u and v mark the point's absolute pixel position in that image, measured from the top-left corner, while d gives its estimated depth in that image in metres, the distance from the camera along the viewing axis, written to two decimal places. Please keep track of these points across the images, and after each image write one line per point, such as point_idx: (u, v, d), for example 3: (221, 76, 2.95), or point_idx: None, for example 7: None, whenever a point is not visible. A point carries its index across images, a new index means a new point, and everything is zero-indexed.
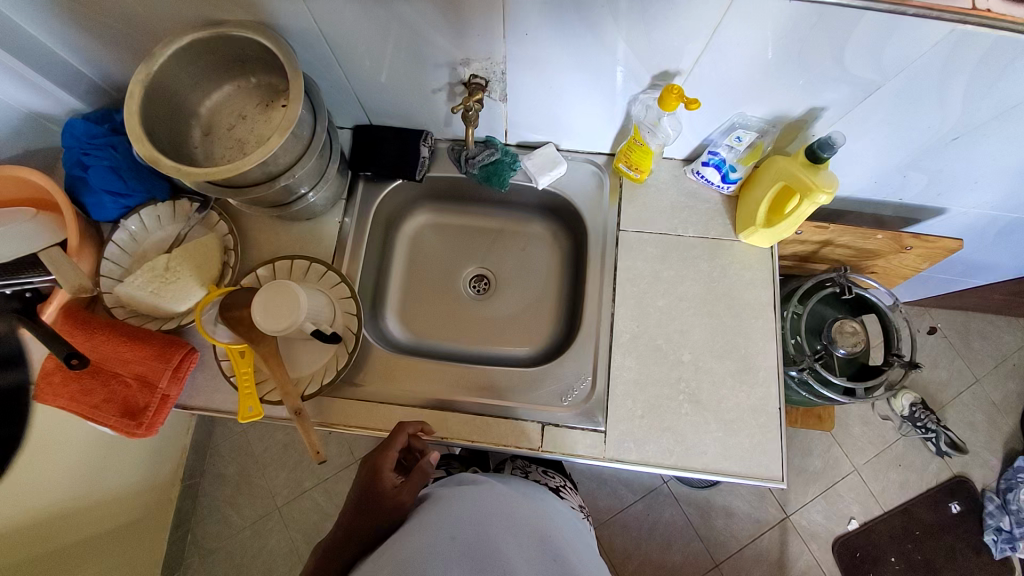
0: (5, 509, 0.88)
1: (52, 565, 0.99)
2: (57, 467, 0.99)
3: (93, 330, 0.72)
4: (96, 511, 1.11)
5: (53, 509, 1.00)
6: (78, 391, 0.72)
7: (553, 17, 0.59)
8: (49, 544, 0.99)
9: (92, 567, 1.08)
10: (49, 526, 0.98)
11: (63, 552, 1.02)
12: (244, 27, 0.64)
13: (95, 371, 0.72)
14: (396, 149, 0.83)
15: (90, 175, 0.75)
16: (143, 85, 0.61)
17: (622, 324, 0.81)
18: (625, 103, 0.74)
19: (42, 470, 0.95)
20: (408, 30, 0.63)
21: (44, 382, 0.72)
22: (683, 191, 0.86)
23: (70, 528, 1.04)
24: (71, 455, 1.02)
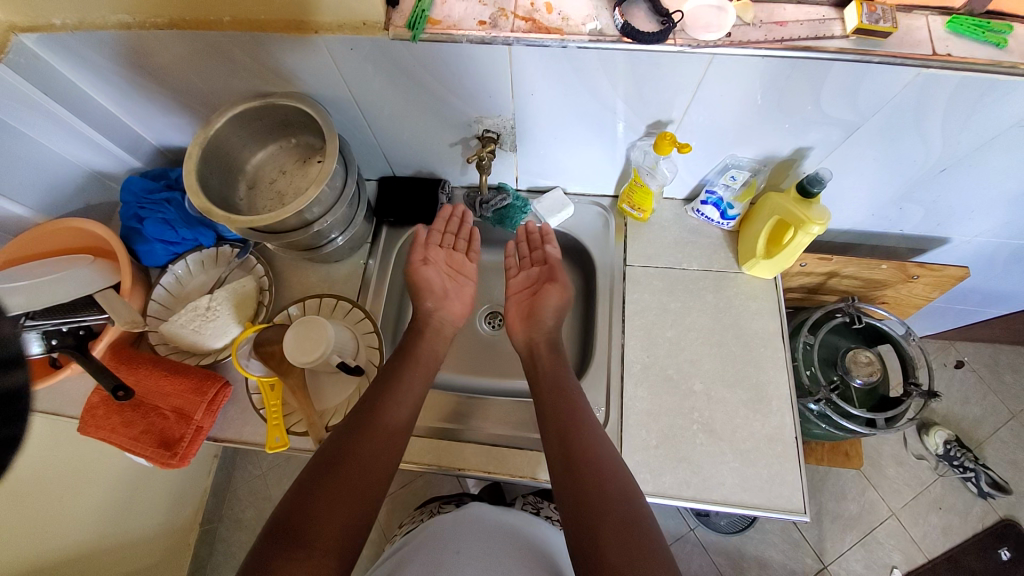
0: (12, 552, 0.89)
1: None
2: (61, 513, 1.00)
3: (139, 366, 0.78)
4: (111, 556, 1.11)
5: (63, 555, 1.00)
6: (119, 423, 0.77)
7: (555, 78, 0.67)
8: None
9: None
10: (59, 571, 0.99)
11: None
12: (288, 96, 0.73)
13: (137, 404, 0.77)
14: (417, 197, 0.92)
15: (145, 227, 0.83)
16: (201, 147, 0.70)
17: (633, 354, 0.83)
18: (625, 149, 0.80)
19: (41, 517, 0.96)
20: (429, 94, 0.72)
21: (88, 415, 0.77)
22: (685, 228, 0.90)
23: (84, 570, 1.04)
24: (78, 503, 1.04)
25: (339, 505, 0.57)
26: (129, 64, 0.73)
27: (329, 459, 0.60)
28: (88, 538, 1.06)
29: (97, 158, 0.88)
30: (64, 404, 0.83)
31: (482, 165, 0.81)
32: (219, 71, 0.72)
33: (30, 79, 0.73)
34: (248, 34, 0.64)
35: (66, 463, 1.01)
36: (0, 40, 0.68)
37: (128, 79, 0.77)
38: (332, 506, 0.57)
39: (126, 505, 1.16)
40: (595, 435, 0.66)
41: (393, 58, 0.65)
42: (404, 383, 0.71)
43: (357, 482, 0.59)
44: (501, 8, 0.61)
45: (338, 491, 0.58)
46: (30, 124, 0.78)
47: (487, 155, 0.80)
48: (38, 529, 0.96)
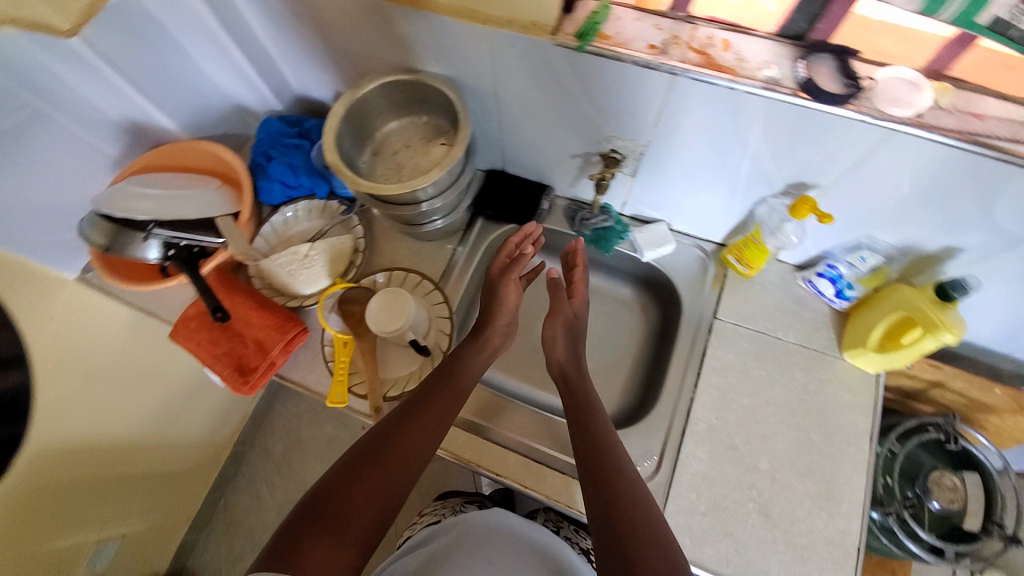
0: (76, 421, 1.00)
1: (101, 489, 1.09)
2: (128, 403, 1.11)
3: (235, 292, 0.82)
4: (154, 451, 1.21)
5: (114, 440, 1.10)
6: (206, 339, 0.82)
7: (705, 117, 0.64)
8: (107, 470, 1.10)
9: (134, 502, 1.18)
10: (110, 453, 1.10)
11: (113, 481, 1.12)
12: (434, 76, 0.75)
13: (225, 326, 0.82)
14: (521, 198, 0.91)
15: (272, 166, 0.88)
16: (345, 107, 0.74)
17: (701, 412, 0.78)
18: (752, 203, 0.76)
19: (109, 401, 1.06)
20: (569, 104, 0.71)
21: (182, 324, 0.83)
22: (789, 296, 0.84)
23: (123, 461, 1.13)
24: (142, 396, 1.13)
25: (373, 498, 0.58)
26: (300, 15, 0.78)
27: (371, 452, 0.62)
28: (141, 430, 1.16)
29: (243, 92, 0.94)
30: (162, 307, 0.90)
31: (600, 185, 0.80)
32: (377, 39, 0.75)
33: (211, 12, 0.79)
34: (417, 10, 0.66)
35: (140, 358, 1.11)
36: None
37: (293, 28, 0.81)
38: (365, 496, 0.58)
39: (180, 410, 1.25)
40: (625, 466, 0.63)
41: (549, 63, 0.65)
42: (450, 387, 0.71)
43: (392, 478, 0.60)
44: (675, 36, 0.59)
45: (375, 483, 0.59)
46: (199, 48, 0.84)
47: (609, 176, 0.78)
48: (102, 412, 1.06)
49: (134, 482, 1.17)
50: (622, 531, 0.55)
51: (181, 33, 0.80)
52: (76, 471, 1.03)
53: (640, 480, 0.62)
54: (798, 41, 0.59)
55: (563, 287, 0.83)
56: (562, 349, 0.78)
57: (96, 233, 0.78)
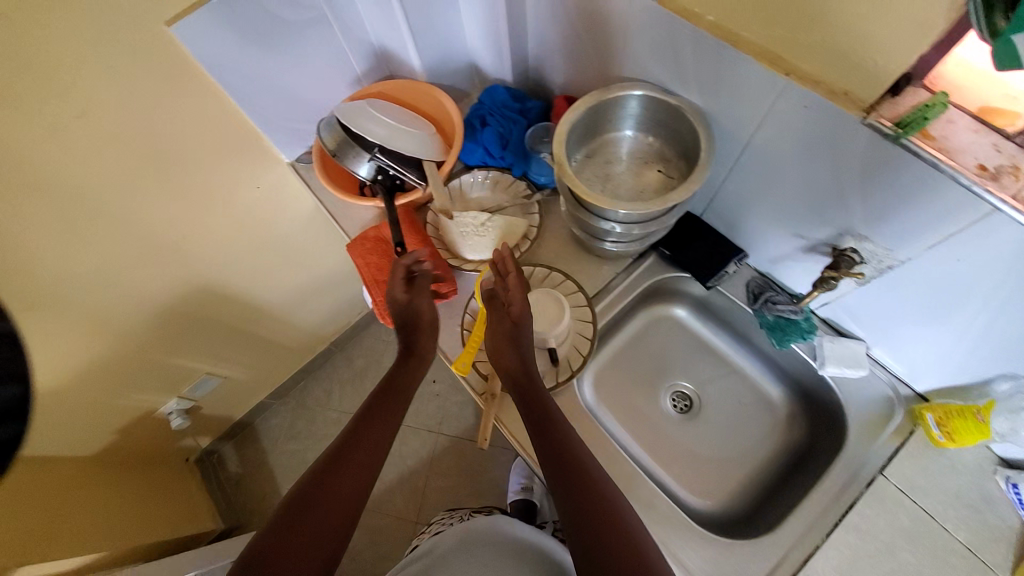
0: (238, 275, 1.15)
1: (230, 337, 1.25)
2: (277, 276, 1.25)
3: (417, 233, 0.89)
4: (275, 323, 1.36)
5: (254, 302, 1.24)
6: (374, 262, 0.89)
7: (1000, 267, 0.55)
8: (239, 324, 1.25)
9: (244, 356, 1.35)
10: (248, 312, 1.25)
11: (241, 334, 1.28)
12: (689, 106, 0.71)
13: (393, 258, 0.89)
14: (710, 252, 0.85)
15: (484, 132, 0.93)
16: (591, 104, 0.74)
17: (819, 563, 0.68)
18: (997, 373, 0.65)
19: (264, 270, 1.20)
20: (830, 187, 0.64)
21: (359, 241, 0.90)
22: (978, 487, 0.70)
23: (253, 321, 1.28)
24: (289, 276, 1.28)
25: (319, 537, 0.59)
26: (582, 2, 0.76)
27: (307, 500, 0.61)
28: (275, 303, 1.30)
29: (485, 52, 0.97)
30: (345, 216, 0.98)
31: (822, 282, 0.70)
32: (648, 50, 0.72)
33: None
34: (715, 40, 0.61)
35: (300, 243, 1.23)
36: None
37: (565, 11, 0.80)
38: (309, 538, 0.58)
39: (306, 298, 1.38)
40: (592, 474, 0.64)
41: (842, 139, 0.58)
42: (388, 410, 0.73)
43: (337, 514, 0.61)
44: (1016, 166, 0.49)
45: (320, 525, 0.59)
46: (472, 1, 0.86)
47: (839, 278, 0.68)
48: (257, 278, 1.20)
49: (252, 339, 1.33)
50: (592, 552, 0.56)
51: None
52: (220, 314, 1.18)
53: (603, 483, 0.63)
54: None
55: (499, 300, 0.80)
56: (510, 356, 0.74)
57: (330, 135, 0.87)
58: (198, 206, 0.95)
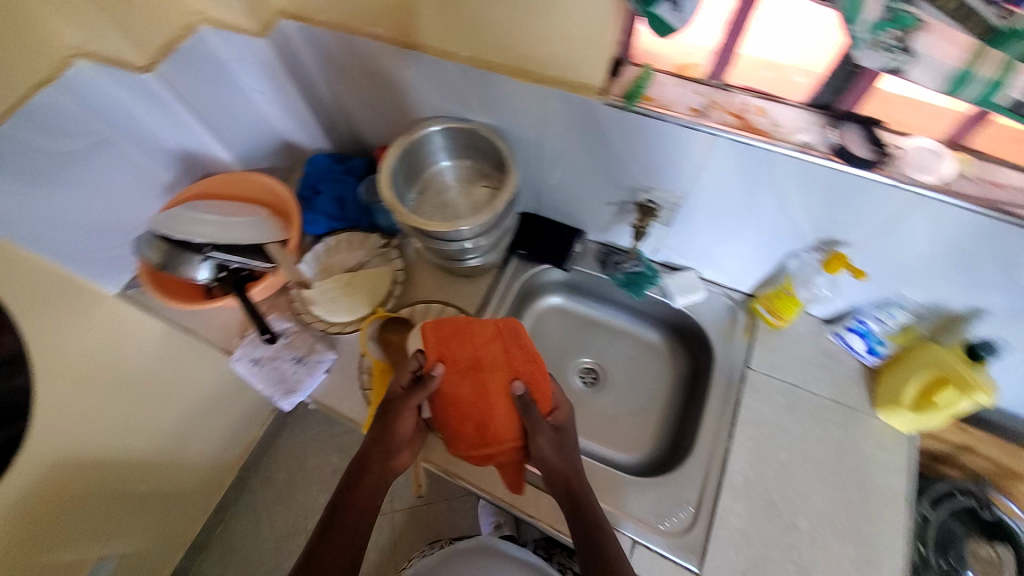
0: (92, 437, 0.99)
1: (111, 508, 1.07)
2: (153, 421, 1.11)
3: (518, 373, 0.70)
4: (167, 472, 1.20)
5: (128, 456, 1.09)
6: (461, 406, 0.70)
7: (743, 176, 0.69)
8: (120, 488, 1.09)
9: (138, 527, 1.16)
10: (126, 471, 1.09)
11: (127, 499, 1.10)
12: (483, 126, 0.81)
13: (472, 378, 0.70)
14: (556, 240, 0.95)
15: (318, 200, 0.97)
16: (399, 149, 0.80)
17: (736, 464, 0.76)
18: (784, 255, 0.79)
19: (129, 417, 1.06)
20: (610, 156, 0.76)
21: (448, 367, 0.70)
22: (818, 348, 0.85)
23: (137, 475, 1.12)
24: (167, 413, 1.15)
25: None
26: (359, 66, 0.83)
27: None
28: (160, 448, 1.16)
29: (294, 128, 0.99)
30: (201, 326, 0.93)
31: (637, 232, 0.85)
32: (432, 91, 0.82)
33: (278, 58, 0.86)
34: (478, 69, 0.73)
35: (162, 371, 1.10)
36: (276, 25, 0.80)
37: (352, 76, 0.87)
38: None
39: (197, 427, 1.24)
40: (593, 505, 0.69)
41: (594, 118, 0.71)
42: (337, 528, 0.69)
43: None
44: (712, 101, 0.65)
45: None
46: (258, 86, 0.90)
47: (646, 225, 0.83)
48: (124, 428, 1.06)
49: (146, 497, 1.15)
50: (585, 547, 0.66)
51: (241, 72, 0.86)
52: (86, 485, 1.01)
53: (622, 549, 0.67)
54: (827, 109, 0.63)
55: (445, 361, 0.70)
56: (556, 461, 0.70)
57: (153, 250, 0.84)
58: (23, 373, 0.84)
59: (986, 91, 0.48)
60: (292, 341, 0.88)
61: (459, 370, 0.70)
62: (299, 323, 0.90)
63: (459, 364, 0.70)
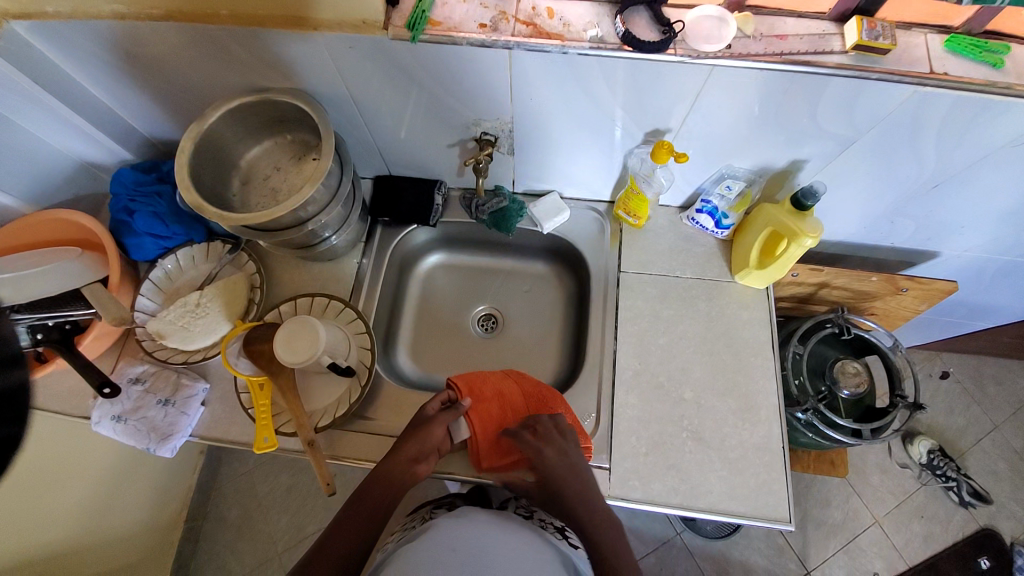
0: None
1: None
2: (48, 510, 1.00)
3: (536, 393, 0.77)
4: (89, 553, 1.10)
5: (33, 555, 0.97)
6: (486, 420, 0.75)
7: (557, 87, 0.68)
8: None
9: None
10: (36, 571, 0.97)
11: None
12: (286, 93, 0.72)
13: (497, 398, 0.76)
14: (413, 198, 0.90)
15: (135, 220, 0.82)
16: (193, 140, 0.69)
17: (625, 360, 0.83)
18: (623, 156, 0.81)
19: (18, 515, 0.93)
20: (428, 96, 0.72)
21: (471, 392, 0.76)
22: (679, 235, 0.91)
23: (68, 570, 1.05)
24: (64, 496, 1.03)
25: None
26: (126, 57, 0.71)
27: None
28: (71, 533, 1.05)
29: (82, 148, 0.84)
30: (46, 398, 0.81)
31: (478, 170, 0.81)
32: (213, 65, 0.71)
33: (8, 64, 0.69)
34: (246, 27, 0.63)
35: (45, 457, 0.98)
36: None
37: (115, 68, 0.74)
38: None
39: (110, 502, 1.14)
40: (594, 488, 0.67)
41: (392, 60, 0.66)
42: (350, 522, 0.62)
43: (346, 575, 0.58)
44: (502, 12, 0.62)
45: None
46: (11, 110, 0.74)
47: (485, 160, 0.80)
48: (17, 528, 0.94)
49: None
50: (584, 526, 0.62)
51: None
52: None
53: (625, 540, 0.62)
54: None
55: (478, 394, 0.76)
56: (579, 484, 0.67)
57: None
58: None
59: None
60: (153, 384, 0.80)
61: (518, 399, 0.76)
62: (156, 362, 0.82)
63: (486, 391, 0.77)
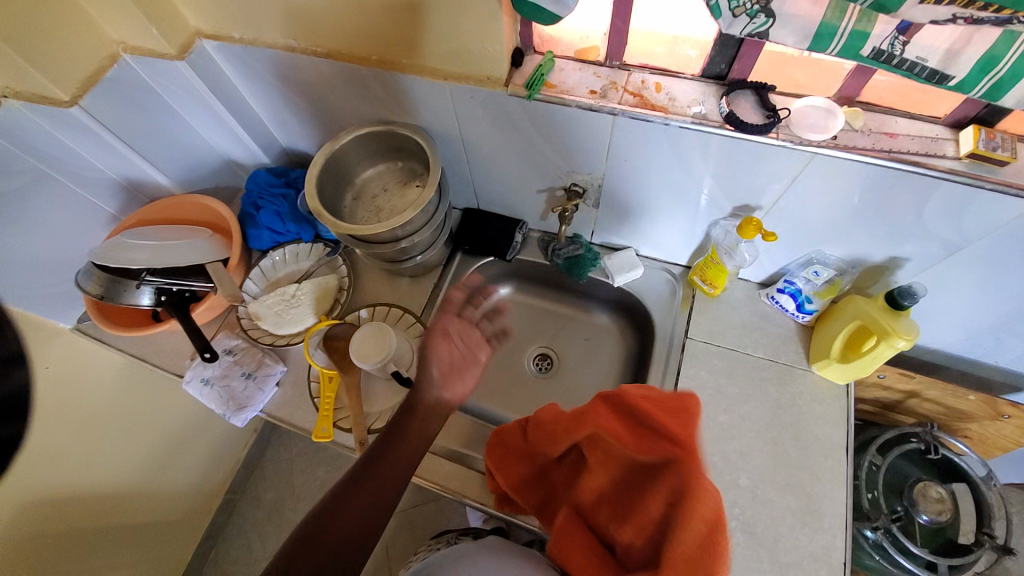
0: (58, 471, 0.99)
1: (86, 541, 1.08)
2: (119, 451, 1.12)
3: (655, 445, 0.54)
4: (141, 501, 1.20)
5: (95, 489, 1.08)
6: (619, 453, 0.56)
7: (651, 152, 0.71)
8: (89, 522, 1.09)
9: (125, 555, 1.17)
10: (91, 503, 1.08)
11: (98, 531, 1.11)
12: (407, 126, 0.82)
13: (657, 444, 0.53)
14: (496, 233, 0.96)
15: (260, 214, 0.94)
16: (324, 156, 0.80)
17: None
18: (706, 225, 0.82)
19: (93, 450, 1.06)
20: (528, 145, 0.78)
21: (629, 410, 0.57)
22: (755, 310, 0.88)
23: (117, 511, 1.15)
24: (133, 443, 1.15)
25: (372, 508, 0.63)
26: (288, 81, 0.85)
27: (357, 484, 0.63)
28: (130, 478, 1.16)
29: (233, 148, 1.00)
30: (153, 352, 0.93)
31: (564, 216, 0.86)
32: (353, 97, 0.82)
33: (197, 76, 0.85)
34: (388, 71, 0.74)
35: (129, 406, 1.12)
36: (188, 43, 0.81)
37: (275, 91, 0.88)
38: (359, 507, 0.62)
39: (170, 458, 1.25)
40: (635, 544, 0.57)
41: (504, 111, 0.73)
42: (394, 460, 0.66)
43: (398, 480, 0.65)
44: (612, 83, 0.68)
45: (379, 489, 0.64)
46: (190, 111, 0.90)
47: (572, 209, 0.84)
48: (87, 461, 1.05)
49: (128, 531, 1.17)
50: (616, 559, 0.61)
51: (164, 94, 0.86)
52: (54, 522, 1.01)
53: None
54: (722, 80, 0.66)
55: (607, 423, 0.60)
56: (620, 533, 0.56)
57: (91, 283, 0.82)
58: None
59: (991, 93, 0.48)
60: (241, 357, 0.90)
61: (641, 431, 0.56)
62: (248, 339, 0.92)
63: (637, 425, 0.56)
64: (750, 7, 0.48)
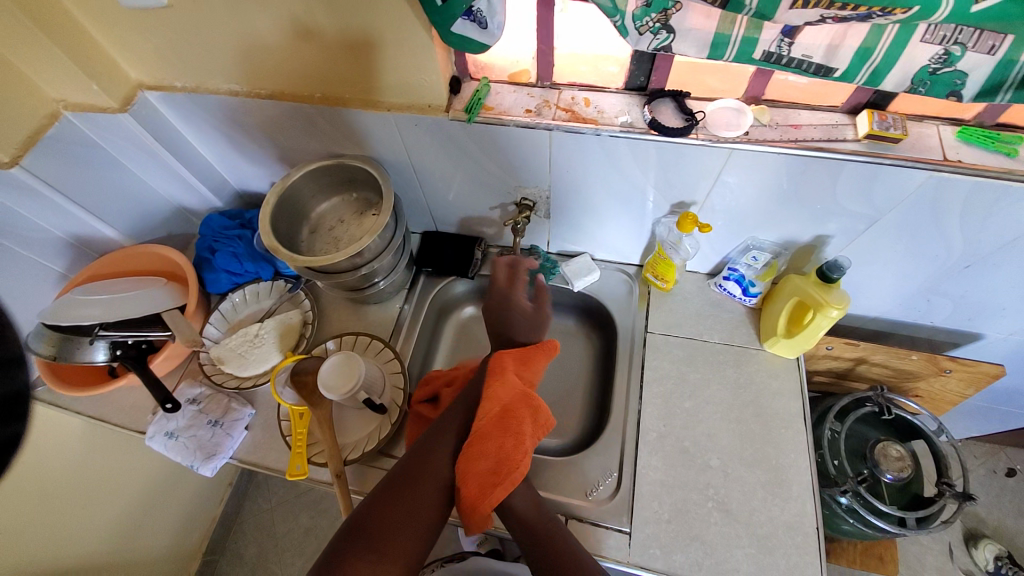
0: (14, 553, 0.93)
1: None
2: (81, 523, 1.05)
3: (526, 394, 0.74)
4: (109, 574, 1.13)
5: (57, 566, 1.01)
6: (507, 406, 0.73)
7: (590, 161, 0.76)
8: None
9: None
10: None
11: None
12: (357, 157, 0.84)
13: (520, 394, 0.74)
14: (455, 252, 0.98)
15: (216, 258, 0.94)
16: (277, 193, 0.82)
17: (650, 422, 0.83)
18: (651, 224, 0.87)
19: (53, 525, 1.00)
20: (476, 165, 0.82)
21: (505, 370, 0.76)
22: (707, 299, 0.94)
23: None
24: (97, 512, 1.09)
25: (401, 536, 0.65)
26: (234, 124, 0.86)
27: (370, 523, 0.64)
28: (96, 550, 1.09)
29: (183, 195, 1.00)
30: (112, 411, 0.90)
31: (518, 228, 0.89)
32: (301, 134, 0.85)
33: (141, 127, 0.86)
34: (333, 106, 0.77)
35: (89, 474, 1.06)
36: (129, 96, 0.82)
37: (222, 135, 0.89)
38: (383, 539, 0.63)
39: (139, 523, 1.19)
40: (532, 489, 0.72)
41: (448, 135, 0.76)
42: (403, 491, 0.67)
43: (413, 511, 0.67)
44: (545, 101, 0.73)
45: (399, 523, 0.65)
46: (136, 162, 0.90)
47: (525, 221, 0.88)
48: (47, 537, 0.99)
49: None
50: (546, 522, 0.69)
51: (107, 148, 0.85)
52: None
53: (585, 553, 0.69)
54: (643, 91, 0.72)
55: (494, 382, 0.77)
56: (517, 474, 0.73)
57: (43, 344, 0.79)
58: None
59: (872, 79, 0.56)
60: (207, 405, 0.87)
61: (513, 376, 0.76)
62: (213, 385, 0.90)
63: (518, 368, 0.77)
64: (652, 25, 0.54)
